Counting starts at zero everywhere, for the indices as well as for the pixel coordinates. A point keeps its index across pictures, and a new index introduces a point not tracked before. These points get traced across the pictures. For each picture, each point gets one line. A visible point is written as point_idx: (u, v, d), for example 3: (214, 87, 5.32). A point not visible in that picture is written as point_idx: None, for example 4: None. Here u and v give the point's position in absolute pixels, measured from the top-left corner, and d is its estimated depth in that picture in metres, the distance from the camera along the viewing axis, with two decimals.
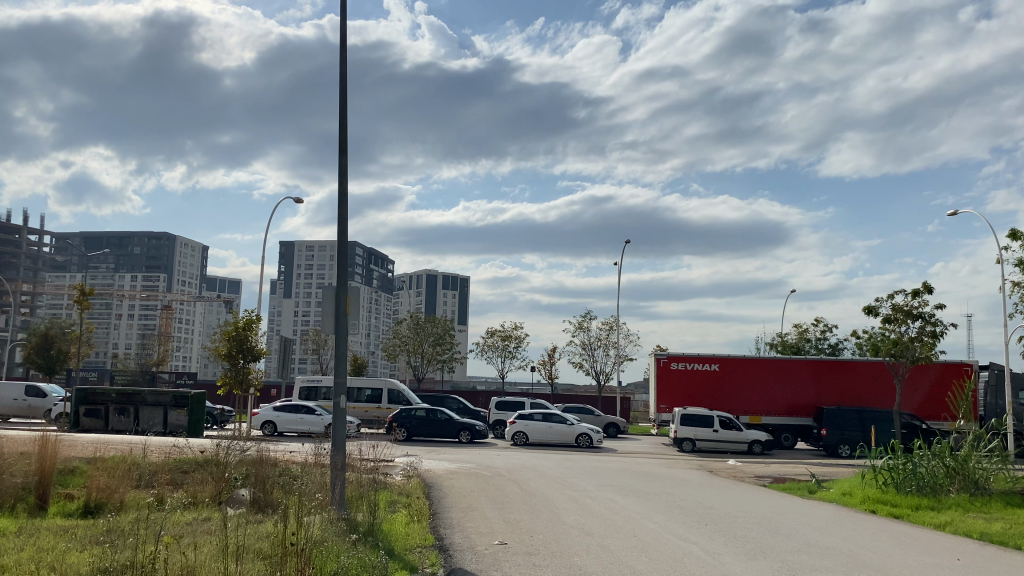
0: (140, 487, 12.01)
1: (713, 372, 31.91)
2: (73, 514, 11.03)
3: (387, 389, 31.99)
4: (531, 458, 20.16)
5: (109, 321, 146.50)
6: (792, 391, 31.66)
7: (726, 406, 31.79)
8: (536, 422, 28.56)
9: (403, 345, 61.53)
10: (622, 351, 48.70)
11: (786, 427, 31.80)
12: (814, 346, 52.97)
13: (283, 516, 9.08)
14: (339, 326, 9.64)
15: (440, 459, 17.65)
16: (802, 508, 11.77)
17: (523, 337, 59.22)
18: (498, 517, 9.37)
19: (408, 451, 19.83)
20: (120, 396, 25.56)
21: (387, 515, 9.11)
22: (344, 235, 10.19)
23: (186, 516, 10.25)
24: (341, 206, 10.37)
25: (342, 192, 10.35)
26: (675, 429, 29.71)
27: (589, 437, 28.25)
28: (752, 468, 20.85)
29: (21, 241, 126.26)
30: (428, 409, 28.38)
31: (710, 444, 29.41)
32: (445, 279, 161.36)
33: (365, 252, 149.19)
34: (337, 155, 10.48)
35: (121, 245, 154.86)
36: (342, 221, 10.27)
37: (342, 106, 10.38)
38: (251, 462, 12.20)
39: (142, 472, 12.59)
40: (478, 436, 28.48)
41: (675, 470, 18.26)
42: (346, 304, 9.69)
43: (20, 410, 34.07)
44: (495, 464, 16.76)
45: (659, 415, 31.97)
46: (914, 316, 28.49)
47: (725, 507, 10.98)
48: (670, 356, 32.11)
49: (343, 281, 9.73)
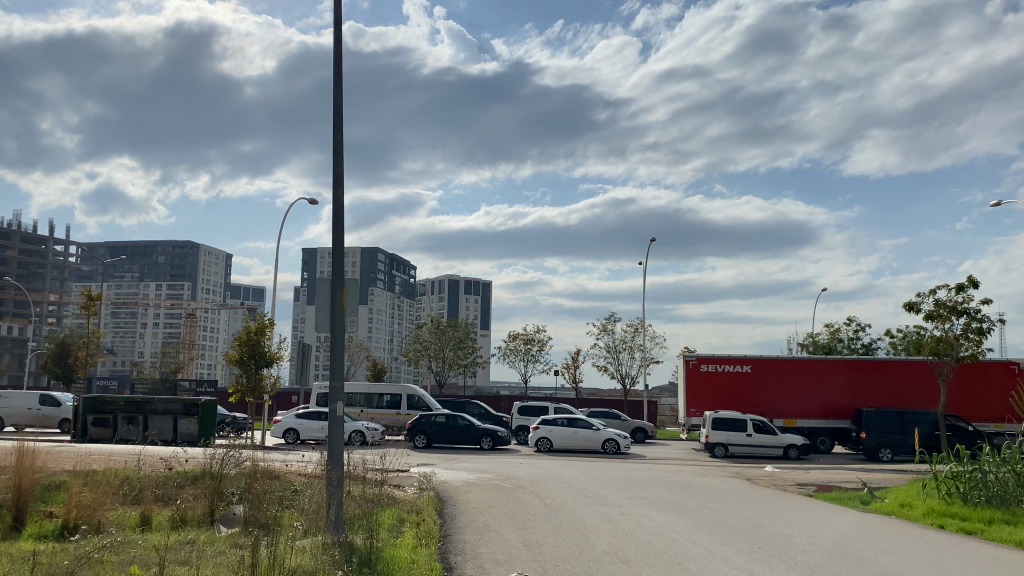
0: (128, 504, 11.00)
1: (745, 374, 30.52)
2: (49, 535, 10.00)
3: (407, 394, 30.92)
4: (555, 466, 18.96)
5: (134, 330, 147.30)
6: (827, 393, 30.21)
7: (759, 409, 30.39)
8: (560, 427, 27.29)
9: (424, 350, 60.53)
10: (649, 354, 47.28)
11: (822, 431, 30.36)
12: (847, 346, 51.22)
13: (270, 541, 8.01)
14: (334, 323, 8.42)
15: (458, 468, 16.54)
16: (862, 526, 10.45)
17: (547, 340, 57.92)
18: (517, 539, 8.22)
19: (425, 460, 18.68)
20: (130, 404, 24.70)
21: (391, 538, 7.95)
22: (340, 221, 8.98)
23: (167, 539, 9.15)
24: (336, 188, 9.18)
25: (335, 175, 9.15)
26: (707, 433, 28.40)
27: (616, 443, 27.07)
28: (792, 475, 19.51)
29: (48, 251, 126.97)
30: (448, 414, 27.24)
31: (744, 449, 28.02)
32: (468, 284, 160.53)
33: (387, 258, 148.73)
34: (332, 139, 9.37)
35: (146, 255, 155.71)
36: (337, 205, 9.09)
37: (336, 99, 9.49)
38: (248, 477, 11.07)
39: (132, 486, 11.57)
40: (500, 442, 27.29)
41: (707, 479, 16.97)
42: (341, 297, 8.46)
43: (34, 420, 33.37)
44: (516, 473, 15.59)
45: (689, 419, 30.61)
46: (958, 312, 26.95)
47: (776, 526, 9.73)
48: (700, 358, 30.78)
49: (339, 273, 8.50)
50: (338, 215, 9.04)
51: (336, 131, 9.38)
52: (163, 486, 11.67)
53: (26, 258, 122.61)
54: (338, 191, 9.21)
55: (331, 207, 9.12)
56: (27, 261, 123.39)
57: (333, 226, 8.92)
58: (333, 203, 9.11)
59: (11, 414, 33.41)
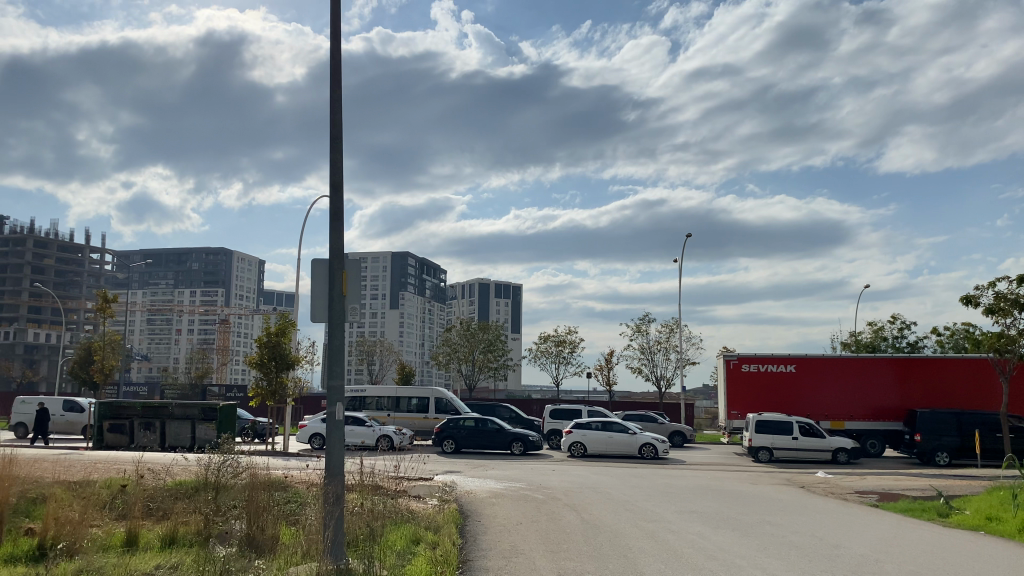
0: (114, 521, 9.86)
1: (789, 374, 28.94)
2: (21, 558, 8.84)
3: (435, 397, 29.70)
4: (591, 473, 17.62)
5: (169, 336, 148.43)
6: (876, 394, 28.50)
7: (804, 410, 28.80)
8: (594, 432, 25.95)
9: (454, 353, 59.47)
10: (684, 355, 45.69)
11: (873, 433, 28.65)
12: (892, 346, 49.23)
13: (254, 569, 6.82)
14: (331, 312, 7.15)
15: (484, 477, 15.28)
16: (949, 546, 9.05)
17: (578, 342, 56.43)
18: (550, 566, 6.96)
19: (452, 467, 17.44)
20: (147, 410, 23.74)
21: (400, 565, 6.71)
22: (340, 197, 7.74)
23: (149, 564, 8.00)
24: (334, 161, 7.97)
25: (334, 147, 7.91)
26: (750, 437, 26.84)
27: (653, 447, 25.61)
28: (848, 482, 18.00)
29: (84, 259, 128.24)
30: (477, 418, 26.03)
31: (790, 454, 26.41)
32: (498, 287, 159.50)
33: (417, 262, 148.29)
34: (330, 105, 8.21)
35: (180, 262, 156.53)
36: (337, 181, 7.87)
37: (335, 57, 8.33)
38: (247, 488, 9.88)
39: (121, 500, 10.45)
40: (532, 447, 25.95)
41: (758, 487, 15.51)
42: (341, 281, 7.18)
43: (58, 426, 32.73)
44: (548, 482, 14.30)
45: (730, 422, 29.11)
46: (1020, 306, 25.16)
47: (856, 551, 8.35)
48: (741, 358, 29.24)
49: (338, 252, 7.22)
50: (338, 191, 7.80)
51: (334, 99, 8.20)
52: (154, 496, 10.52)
53: (62, 267, 123.77)
54: (337, 163, 7.98)
55: (330, 180, 7.87)
56: (64, 270, 124.61)
57: (333, 203, 7.69)
58: (332, 178, 7.86)
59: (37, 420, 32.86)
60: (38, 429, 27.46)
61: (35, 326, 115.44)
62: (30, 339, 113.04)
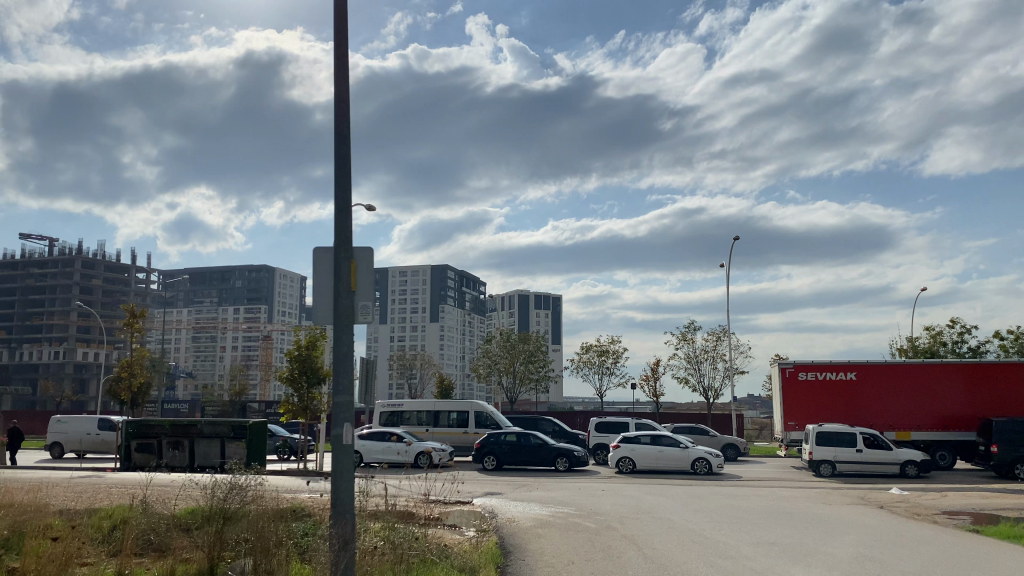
0: (106, 559, 8.72)
1: (850, 382, 27.12)
2: None
3: (474, 412, 28.42)
4: (643, 492, 16.19)
5: (213, 353, 149.59)
6: (943, 402, 26.51)
7: (866, 421, 26.94)
8: (643, 446, 24.45)
9: (494, 365, 58.19)
10: (733, 363, 43.84)
11: (942, 444, 26.65)
12: (953, 351, 46.78)
13: None
14: (338, 310, 5.87)
15: (527, 500, 13.91)
16: None
17: (622, 352, 54.78)
18: None
19: (493, 487, 16.14)
20: (175, 428, 22.62)
21: None
22: (347, 176, 6.53)
23: None
24: (340, 136, 6.78)
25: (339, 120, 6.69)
26: (810, 450, 25.05)
27: (707, 462, 23.97)
28: (928, 500, 16.32)
29: (129, 279, 130.17)
30: (519, 433, 24.70)
31: (854, 467, 24.58)
32: (537, 298, 158.01)
33: (456, 275, 147.76)
34: (335, 69, 7.07)
35: (223, 279, 157.77)
36: (343, 156, 6.67)
37: (338, 13, 7.24)
38: (252, 519, 8.74)
39: (116, 537, 9.30)
40: (577, 463, 24.39)
41: (831, 507, 13.95)
42: (348, 273, 5.93)
43: (93, 445, 32.14)
44: (599, 506, 12.90)
45: (787, 434, 27.36)
46: None
47: None
48: (797, 366, 27.51)
49: (344, 238, 5.99)
50: (346, 170, 6.60)
51: (339, 67, 7.05)
52: (151, 526, 9.35)
53: (110, 287, 125.55)
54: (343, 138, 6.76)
55: (336, 157, 6.67)
56: (111, 289, 126.25)
57: (339, 181, 6.49)
58: (338, 153, 6.65)
59: (72, 439, 32.30)
60: (18, 449, 26.31)
61: (84, 345, 116.54)
62: (80, 358, 114.14)
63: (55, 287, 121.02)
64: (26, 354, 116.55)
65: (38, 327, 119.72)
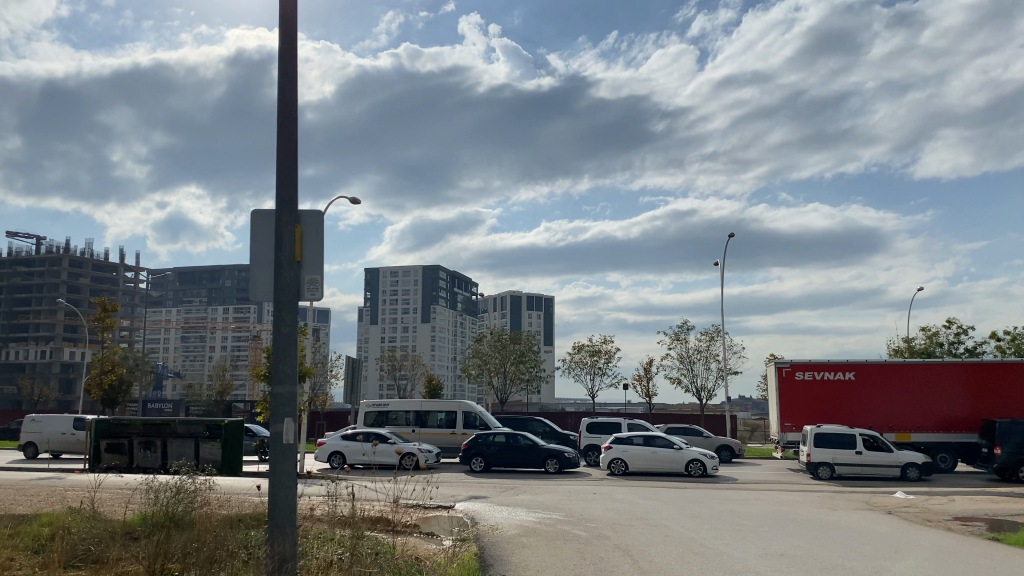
0: (30, 567, 7.85)
1: (848, 382, 26.31)
2: None
3: (462, 411, 27.47)
4: (637, 497, 15.26)
5: (202, 353, 148.07)
6: (944, 402, 25.73)
7: (865, 422, 26.13)
8: (636, 447, 23.58)
9: (484, 365, 57.20)
10: (727, 364, 43.03)
11: (943, 446, 25.88)
12: (949, 351, 46.09)
13: None
14: (279, 285, 5.10)
15: (513, 504, 12.98)
16: None
17: (614, 352, 53.91)
18: None
19: (478, 491, 15.19)
20: (148, 427, 21.64)
21: None
22: (291, 122, 5.62)
23: None
24: (283, 65, 5.79)
25: (284, 49, 5.70)
26: (808, 452, 24.22)
27: (702, 464, 23.07)
28: (936, 505, 15.49)
29: (118, 278, 128.87)
30: (508, 434, 23.78)
31: (853, 470, 23.76)
32: (530, 299, 157.26)
33: (448, 275, 146.81)
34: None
35: (212, 279, 156.24)
36: (287, 94, 5.71)
37: None
38: (196, 521, 8.01)
39: (43, 546, 8.45)
40: (568, 464, 23.48)
41: (837, 512, 13.07)
42: (292, 241, 5.17)
43: (69, 445, 31.01)
44: (590, 512, 11.96)
45: (783, 435, 26.52)
46: None
47: None
48: (794, 365, 26.64)
49: (287, 200, 5.22)
50: (291, 114, 5.69)
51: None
52: (89, 530, 8.50)
53: (97, 285, 124.06)
54: (288, 68, 5.71)
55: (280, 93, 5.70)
56: (99, 288, 124.79)
57: (282, 128, 5.63)
58: (283, 92, 5.70)
59: (49, 439, 31.19)
60: None
61: (71, 345, 114.88)
62: (67, 357, 112.05)
63: (41, 286, 119.40)
64: (11, 353, 114.71)
65: (25, 326, 118.22)
